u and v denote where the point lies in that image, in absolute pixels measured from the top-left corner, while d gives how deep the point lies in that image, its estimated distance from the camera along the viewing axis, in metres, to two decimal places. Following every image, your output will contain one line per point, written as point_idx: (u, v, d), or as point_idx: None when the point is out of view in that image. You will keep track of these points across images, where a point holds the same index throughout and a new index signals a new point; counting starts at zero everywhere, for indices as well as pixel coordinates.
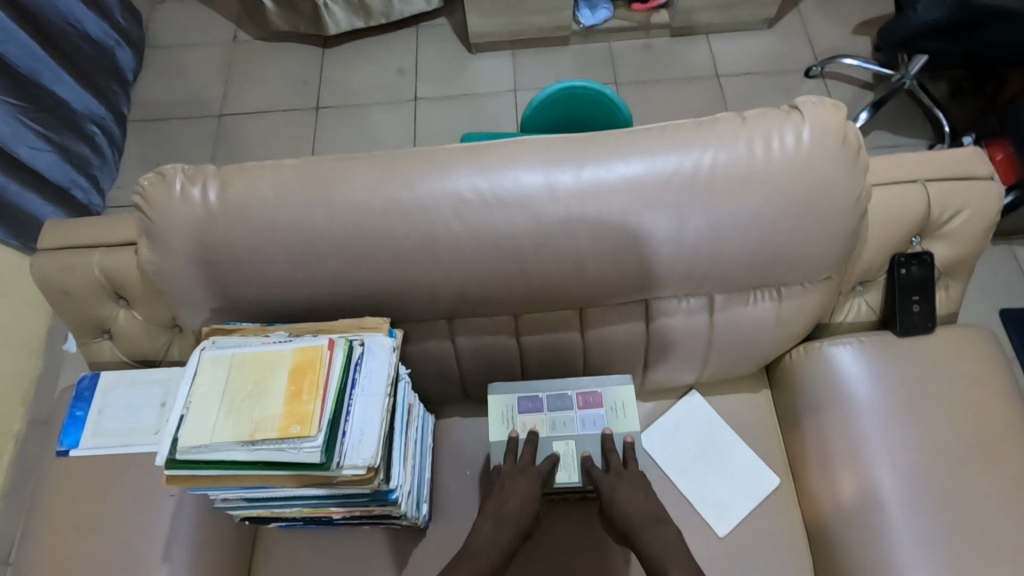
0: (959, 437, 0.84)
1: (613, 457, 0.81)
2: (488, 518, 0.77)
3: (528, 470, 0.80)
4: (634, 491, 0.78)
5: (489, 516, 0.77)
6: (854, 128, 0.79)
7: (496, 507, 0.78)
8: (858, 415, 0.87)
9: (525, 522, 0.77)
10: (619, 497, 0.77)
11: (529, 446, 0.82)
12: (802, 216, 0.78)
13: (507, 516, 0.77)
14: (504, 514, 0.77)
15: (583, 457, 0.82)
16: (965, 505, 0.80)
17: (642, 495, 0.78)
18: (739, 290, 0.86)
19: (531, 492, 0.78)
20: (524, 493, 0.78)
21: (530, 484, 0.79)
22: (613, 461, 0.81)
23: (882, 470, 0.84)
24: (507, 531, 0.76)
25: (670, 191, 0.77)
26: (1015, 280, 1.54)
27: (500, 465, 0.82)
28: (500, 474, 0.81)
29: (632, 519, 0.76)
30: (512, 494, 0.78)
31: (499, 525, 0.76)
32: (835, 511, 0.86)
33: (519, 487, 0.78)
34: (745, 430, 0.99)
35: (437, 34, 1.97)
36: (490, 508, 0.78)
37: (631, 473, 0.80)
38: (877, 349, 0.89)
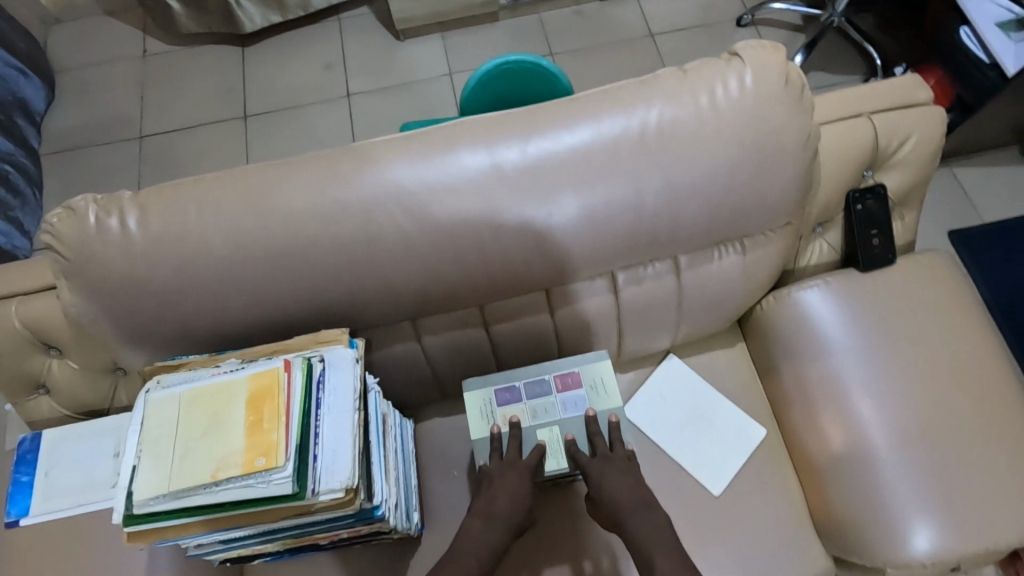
0: (930, 360, 0.85)
1: (600, 441, 0.79)
2: (479, 515, 0.74)
3: (516, 463, 0.78)
4: (621, 476, 0.76)
5: (480, 513, 0.75)
6: (795, 68, 0.78)
7: (486, 504, 0.75)
8: (833, 354, 0.88)
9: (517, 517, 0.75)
10: (607, 483, 0.75)
11: (513, 440, 0.79)
12: (757, 164, 0.77)
13: (498, 512, 0.74)
14: (493, 510, 0.75)
15: (569, 443, 0.80)
16: (943, 426, 0.82)
17: (631, 480, 0.76)
18: (703, 247, 0.84)
19: (521, 487, 0.76)
20: (513, 487, 0.76)
21: (520, 477, 0.76)
22: (601, 444, 0.79)
23: (862, 405, 0.85)
24: (499, 528, 0.73)
25: (620, 155, 0.75)
26: (958, 201, 1.59)
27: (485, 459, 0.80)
28: (488, 468, 0.78)
29: (620, 505, 0.74)
30: (501, 489, 0.76)
31: (491, 522, 0.74)
32: (821, 450, 0.88)
33: (508, 481, 0.76)
34: (726, 386, 0.98)
35: (361, 24, 1.88)
36: (479, 505, 0.76)
37: (619, 455, 0.78)
38: (844, 287, 0.89)
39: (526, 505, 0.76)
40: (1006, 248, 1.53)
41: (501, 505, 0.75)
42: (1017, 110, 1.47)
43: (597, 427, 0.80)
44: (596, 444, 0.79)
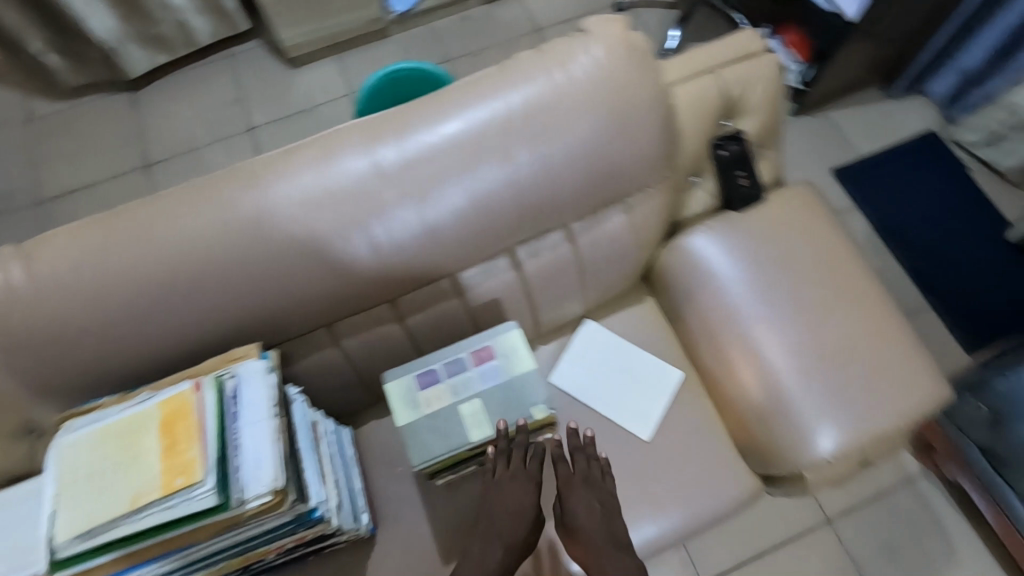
0: (810, 279, 0.94)
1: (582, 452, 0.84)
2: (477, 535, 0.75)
3: (524, 476, 0.77)
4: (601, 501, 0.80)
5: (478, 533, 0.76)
6: (638, 35, 0.85)
7: (487, 525, 0.76)
8: (725, 290, 0.95)
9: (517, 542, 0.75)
10: (585, 508, 0.79)
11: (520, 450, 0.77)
12: (618, 127, 0.83)
13: (500, 532, 0.75)
14: (495, 531, 0.75)
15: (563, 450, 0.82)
16: (828, 336, 0.91)
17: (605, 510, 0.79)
18: (591, 211, 0.90)
19: (527, 506, 0.76)
20: (514, 501, 0.77)
21: (525, 498, 0.77)
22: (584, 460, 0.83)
23: (757, 331, 0.93)
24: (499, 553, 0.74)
25: (492, 140, 0.80)
26: (835, 143, 1.74)
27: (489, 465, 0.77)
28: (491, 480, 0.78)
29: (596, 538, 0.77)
30: (503, 508, 0.76)
31: (493, 544, 0.74)
32: (729, 380, 0.95)
33: (515, 498, 0.77)
34: (642, 340, 1.04)
35: (253, 57, 1.88)
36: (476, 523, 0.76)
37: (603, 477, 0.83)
38: (726, 228, 0.97)
39: (527, 522, 0.77)
40: (882, 177, 1.68)
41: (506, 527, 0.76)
42: (868, 52, 1.62)
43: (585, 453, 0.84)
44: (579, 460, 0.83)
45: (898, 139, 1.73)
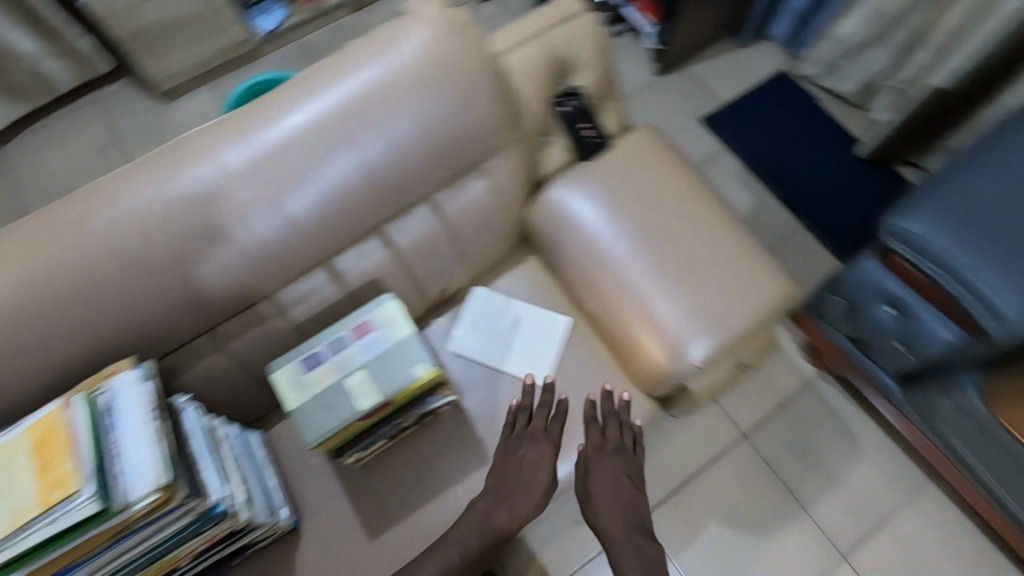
0: (662, 210, 1.02)
1: (615, 419, 1.00)
2: (488, 501, 0.90)
3: (546, 439, 0.94)
4: (624, 474, 0.95)
5: (490, 499, 0.90)
6: (457, 12, 0.90)
7: (507, 489, 0.91)
8: (590, 233, 1.03)
9: (530, 511, 0.90)
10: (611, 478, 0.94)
11: (541, 412, 0.96)
12: (453, 98, 0.89)
13: (512, 499, 0.90)
14: (511, 498, 0.90)
15: (593, 417, 0.99)
16: (684, 257, 1.00)
17: (629, 484, 0.94)
18: (448, 181, 0.96)
19: (544, 472, 0.92)
20: (542, 460, 0.92)
21: (545, 466, 0.92)
22: (614, 429, 0.99)
23: (623, 265, 1.01)
24: (509, 520, 0.89)
25: (334, 129, 0.84)
26: (699, 94, 1.88)
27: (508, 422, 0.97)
28: (516, 442, 0.94)
29: (613, 510, 0.91)
30: (523, 476, 0.91)
31: (503, 511, 0.89)
32: (608, 315, 1.03)
33: (537, 464, 0.92)
34: (529, 296, 1.11)
35: (123, 96, 1.84)
36: (490, 486, 0.92)
37: (632, 450, 0.99)
38: (583, 177, 1.05)
39: (549, 481, 0.92)
40: (745, 118, 1.83)
41: (517, 499, 0.90)
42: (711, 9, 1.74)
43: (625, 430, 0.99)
44: (607, 428, 0.99)
45: (753, 82, 1.88)
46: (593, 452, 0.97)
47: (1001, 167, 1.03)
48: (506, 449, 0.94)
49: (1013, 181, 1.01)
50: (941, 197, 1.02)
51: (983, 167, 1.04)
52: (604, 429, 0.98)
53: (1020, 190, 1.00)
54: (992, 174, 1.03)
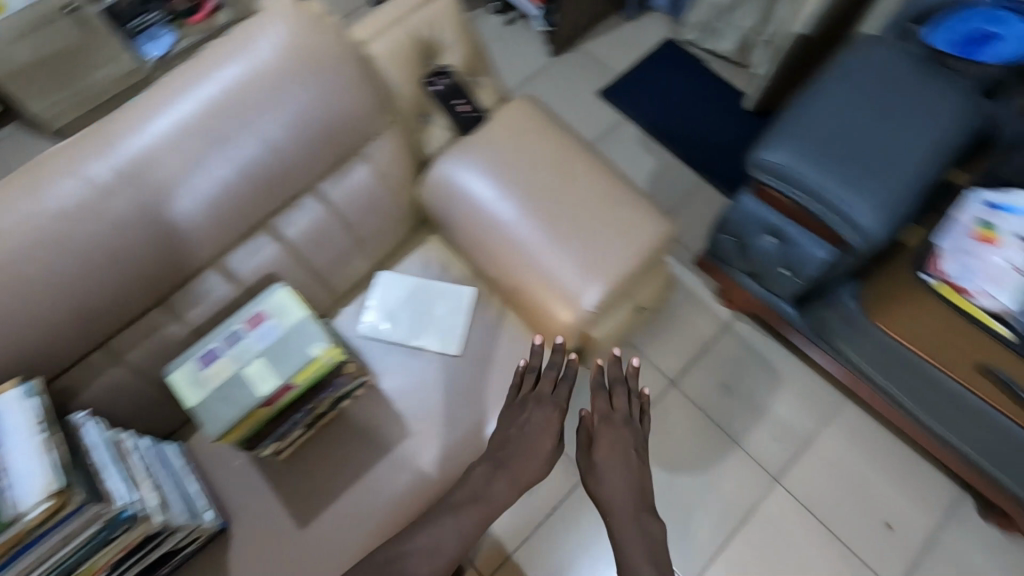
0: (541, 170, 1.06)
1: (622, 387, 1.07)
2: (488, 466, 0.94)
3: (553, 401, 0.98)
4: (631, 443, 1.00)
5: (489, 466, 0.94)
6: (313, 5, 0.93)
7: (512, 453, 0.94)
8: (477, 201, 1.06)
9: (531, 480, 0.93)
10: (618, 446, 0.99)
11: (551, 372, 1.00)
12: (321, 89, 0.91)
13: (516, 464, 0.93)
14: (513, 466, 0.93)
15: (603, 384, 1.07)
16: (566, 211, 1.04)
17: (637, 453, 1.00)
18: (329, 169, 1.00)
19: (549, 437, 0.95)
20: (553, 428, 0.96)
21: (552, 433, 0.96)
22: (621, 398, 1.05)
23: (512, 227, 1.04)
24: (509, 488, 0.92)
25: (203, 132, 0.85)
26: (593, 70, 1.95)
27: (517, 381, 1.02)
28: (524, 403, 0.98)
29: (618, 475, 0.96)
30: (530, 442, 0.94)
31: (505, 479, 0.92)
32: (507, 279, 1.07)
33: (544, 427, 0.95)
34: (434, 274, 1.14)
35: (15, 140, 1.79)
36: (493, 453, 0.95)
37: (638, 420, 1.05)
38: (466, 151, 1.08)
39: (556, 447, 0.96)
40: (639, 87, 1.91)
41: (519, 466, 0.93)
42: None
43: (635, 400, 1.06)
44: (615, 398, 1.05)
45: (643, 53, 1.97)
46: (601, 421, 1.03)
47: (843, 93, 1.12)
48: (511, 411, 0.99)
49: (852, 105, 1.11)
50: (793, 129, 1.11)
51: (828, 94, 1.13)
52: (611, 396, 1.05)
53: (858, 112, 1.10)
54: (837, 100, 1.12)
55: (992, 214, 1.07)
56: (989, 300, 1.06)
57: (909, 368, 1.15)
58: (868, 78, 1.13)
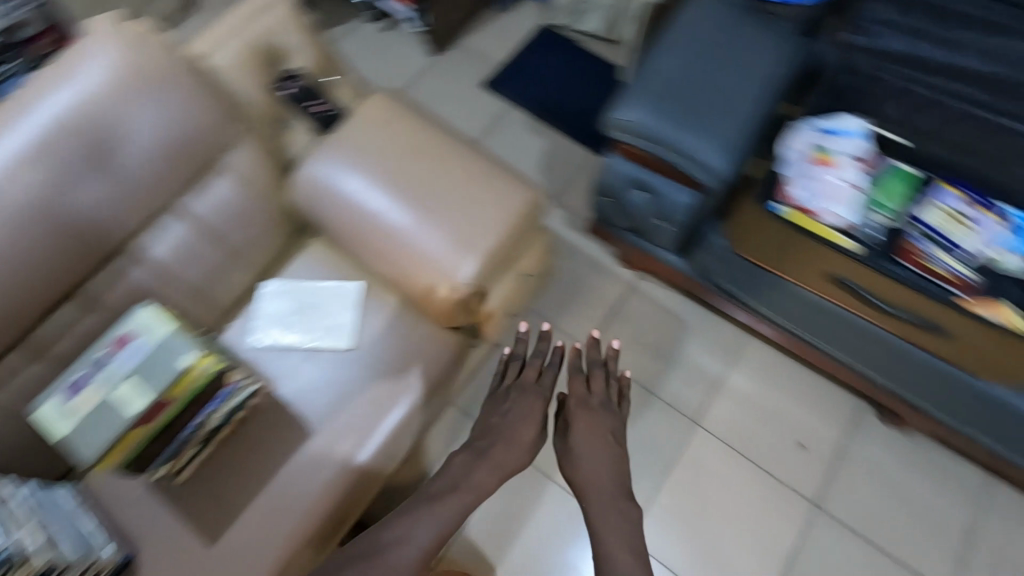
0: (405, 156, 1.08)
1: (601, 373, 1.28)
2: (469, 454, 1.10)
3: (537, 385, 1.21)
4: (607, 425, 1.19)
5: (470, 453, 1.10)
6: (142, 22, 0.92)
7: (499, 435, 1.12)
8: (348, 196, 1.08)
9: (512, 463, 1.10)
10: (592, 428, 1.18)
11: (534, 362, 1.25)
12: (163, 104, 0.91)
13: (500, 450, 1.10)
14: (494, 452, 1.10)
15: (581, 369, 1.29)
16: (434, 193, 1.06)
17: (610, 435, 1.18)
18: (188, 184, 1.01)
19: (525, 426, 1.13)
20: (529, 414, 1.15)
21: (533, 417, 1.15)
22: (601, 384, 1.27)
23: (386, 215, 1.07)
24: (491, 472, 1.08)
25: (39, 163, 0.83)
26: (476, 64, 2.01)
27: (504, 368, 1.26)
28: (512, 388, 1.21)
29: (588, 459, 1.14)
30: (514, 425, 1.13)
31: (487, 464, 1.08)
32: (390, 267, 1.09)
33: (527, 409, 1.16)
34: (320, 275, 1.15)
35: None
36: (481, 441, 1.12)
37: (614, 403, 1.25)
38: (327, 148, 1.09)
39: (534, 429, 1.14)
40: (522, 75, 1.97)
41: (500, 450, 1.10)
42: None
43: (615, 383, 1.30)
44: (594, 385, 1.26)
45: (519, 40, 2.04)
46: (578, 405, 1.22)
47: (684, 46, 1.19)
48: (501, 396, 1.21)
49: (691, 56, 1.18)
50: (639, 87, 1.18)
51: (670, 48, 1.20)
52: (589, 381, 1.26)
53: (698, 61, 1.18)
54: (678, 53, 1.19)
55: (824, 139, 1.18)
56: (833, 216, 1.15)
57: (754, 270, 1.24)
58: (703, 29, 1.20)
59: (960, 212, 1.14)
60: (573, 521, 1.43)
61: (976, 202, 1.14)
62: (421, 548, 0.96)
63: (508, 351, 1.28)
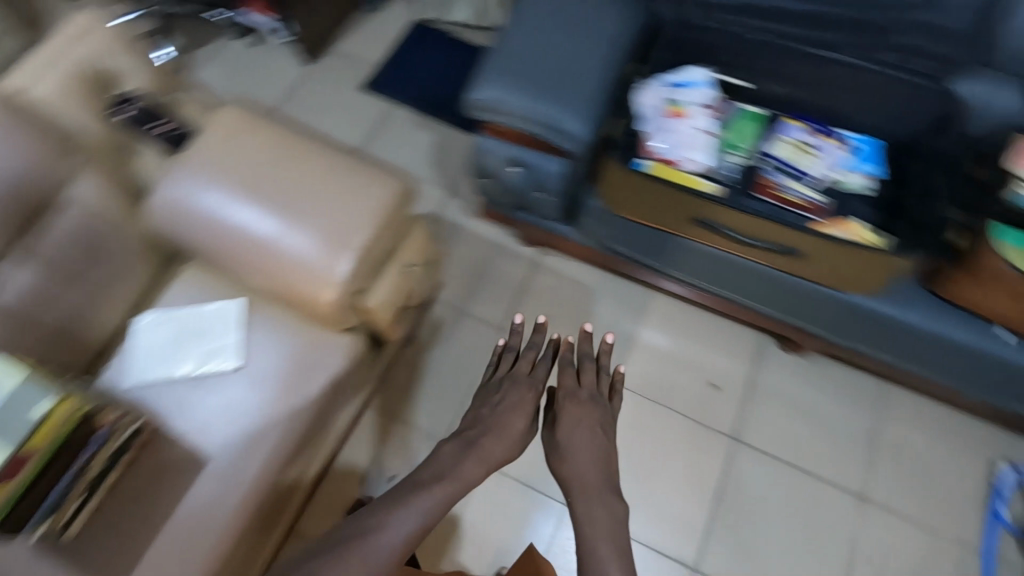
0: (263, 164, 1.06)
1: (593, 366, 1.28)
2: (457, 444, 1.09)
3: (529, 376, 1.23)
4: (596, 416, 1.18)
5: (459, 443, 1.09)
6: None
7: (490, 423, 1.13)
8: (210, 213, 1.05)
9: (500, 453, 1.10)
10: (579, 421, 1.16)
11: (528, 355, 1.27)
12: None
13: (486, 439, 1.10)
14: (482, 443, 1.09)
15: (576, 362, 1.29)
16: (298, 196, 1.05)
17: (599, 428, 1.16)
18: (26, 226, 0.96)
19: (511, 415, 1.14)
20: (517, 402, 1.17)
21: (523, 408, 1.16)
22: (592, 377, 1.26)
23: (252, 226, 1.04)
24: (479, 462, 1.06)
25: None
26: (354, 67, 1.99)
27: (498, 358, 1.29)
28: (505, 378, 1.23)
29: (574, 448, 1.12)
30: (504, 414, 1.14)
31: (475, 454, 1.07)
32: (267, 278, 1.07)
33: (517, 399, 1.17)
34: (198, 299, 1.11)
35: None
36: (472, 429, 1.12)
37: (605, 397, 1.24)
38: (181, 168, 1.05)
39: (522, 417, 1.15)
40: (402, 71, 1.97)
41: (489, 441, 1.10)
42: None
43: (609, 374, 1.29)
44: (585, 378, 1.25)
45: (392, 38, 2.03)
46: (570, 396, 1.21)
47: (529, 22, 1.23)
48: (494, 384, 1.22)
49: (538, 30, 1.22)
50: (492, 65, 1.20)
51: (517, 26, 1.23)
52: (581, 374, 1.26)
53: (544, 34, 1.21)
54: (525, 29, 1.22)
55: (673, 93, 1.24)
56: (695, 162, 1.20)
57: (629, 225, 1.30)
58: (545, 3, 1.24)
59: (804, 141, 1.22)
60: (526, 498, 1.46)
61: (817, 131, 1.24)
62: (405, 534, 0.94)
63: (504, 341, 1.30)
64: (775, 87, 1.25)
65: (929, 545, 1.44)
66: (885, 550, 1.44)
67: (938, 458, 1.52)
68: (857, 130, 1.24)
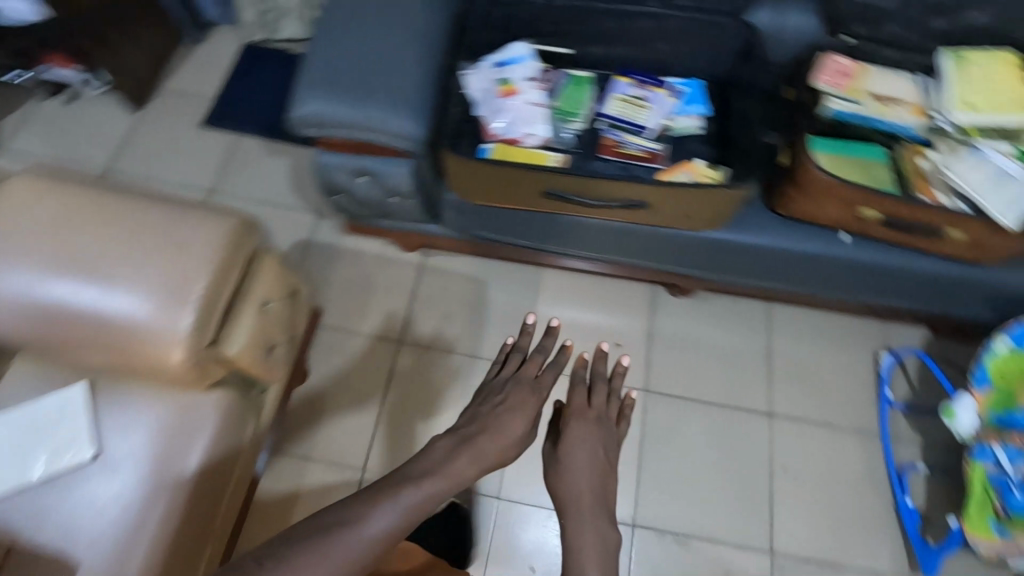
0: (68, 232, 0.97)
1: (604, 386, 1.11)
2: (453, 439, 0.90)
3: (534, 382, 1.04)
4: (601, 439, 1.02)
5: (454, 441, 0.90)
6: None
7: (487, 421, 0.95)
8: (20, 296, 0.94)
9: (495, 458, 0.90)
10: (579, 442, 1.00)
11: (534, 359, 1.09)
12: None
13: (480, 444, 0.90)
14: (480, 441, 0.90)
15: (586, 376, 1.12)
16: (116, 256, 0.96)
17: (603, 457, 1.00)
18: None
19: (511, 418, 0.96)
20: (516, 404, 0.98)
21: (525, 415, 0.98)
22: (602, 397, 1.09)
23: (71, 300, 0.94)
24: (472, 465, 0.87)
25: None
26: (188, 104, 1.86)
27: (504, 357, 1.10)
28: (509, 381, 1.04)
29: (575, 469, 0.96)
30: (505, 415, 0.96)
31: (469, 452, 0.88)
32: (105, 351, 0.98)
33: (518, 404, 0.98)
34: (34, 393, 1.02)
35: None
36: (469, 427, 0.94)
37: (609, 420, 1.07)
38: None
39: (523, 421, 0.97)
40: (241, 99, 1.86)
41: (486, 442, 0.91)
42: (126, 34, 1.72)
43: (620, 397, 1.11)
44: (595, 398, 1.08)
45: (225, 68, 1.92)
46: (574, 415, 1.05)
47: (337, 27, 1.18)
48: (495, 386, 1.04)
49: (347, 33, 1.18)
50: (307, 78, 1.15)
51: (326, 33, 1.18)
52: (590, 393, 1.09)
53: (354, 37, 1.17)
54: (334, 35, 1.18)
55: (502, 72, 1.24)
56: (536, 135, 1.21)
57: (491, 211, 1.29)
58: (349, 6, 1.20)
59: (634, 95, 1.26)
60: (501, 513, 1.44)
61: (645, 83, 1.28)
62: (397, 516, 0.78)
63: (512, 341, 1.12)
64: (594, 49, 1.28)
65: (834, 442, 1.55)
66: (799, 456, 1.53)
67: (827, 360, 1.63)
68: (679, 76, 1.29)
